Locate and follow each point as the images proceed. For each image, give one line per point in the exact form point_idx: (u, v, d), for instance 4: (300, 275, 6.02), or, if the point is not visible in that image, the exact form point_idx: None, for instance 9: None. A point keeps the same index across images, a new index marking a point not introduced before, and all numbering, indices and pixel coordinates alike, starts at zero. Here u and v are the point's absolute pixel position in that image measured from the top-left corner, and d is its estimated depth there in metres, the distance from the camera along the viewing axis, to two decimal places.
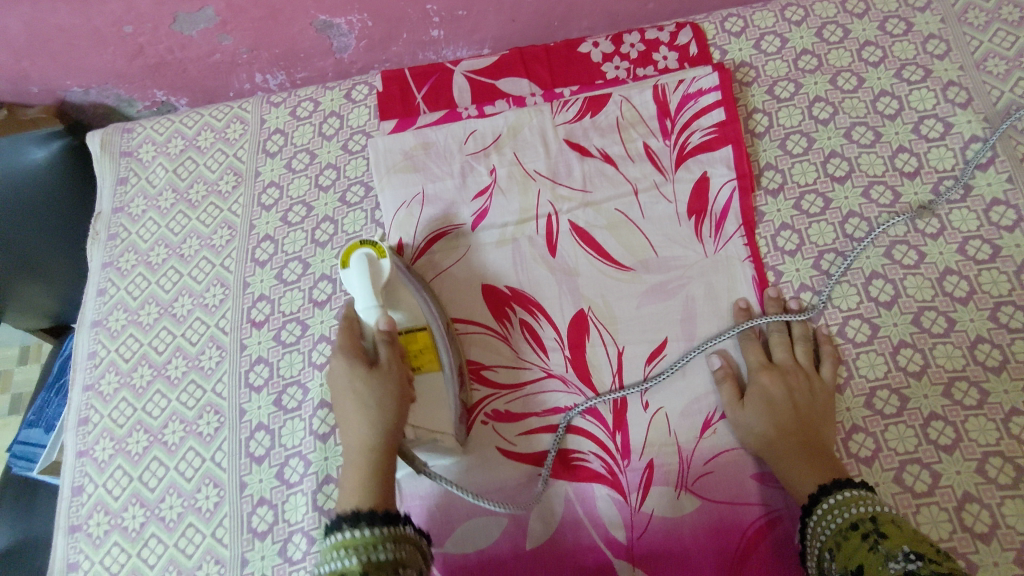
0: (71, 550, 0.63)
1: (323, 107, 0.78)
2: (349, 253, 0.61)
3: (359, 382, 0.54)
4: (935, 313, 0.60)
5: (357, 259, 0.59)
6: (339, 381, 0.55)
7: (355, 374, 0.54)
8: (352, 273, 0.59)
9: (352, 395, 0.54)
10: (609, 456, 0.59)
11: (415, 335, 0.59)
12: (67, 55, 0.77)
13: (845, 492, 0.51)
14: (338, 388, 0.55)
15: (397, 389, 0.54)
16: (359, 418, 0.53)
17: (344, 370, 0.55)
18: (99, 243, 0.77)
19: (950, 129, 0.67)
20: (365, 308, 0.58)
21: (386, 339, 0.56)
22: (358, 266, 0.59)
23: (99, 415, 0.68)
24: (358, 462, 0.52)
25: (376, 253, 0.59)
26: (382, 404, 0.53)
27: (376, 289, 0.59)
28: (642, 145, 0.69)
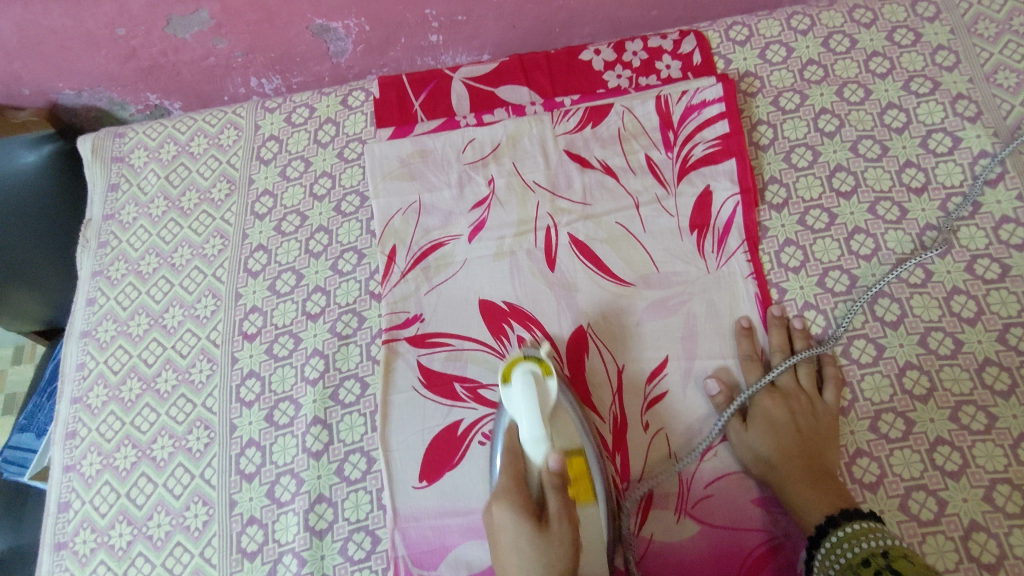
0: (57, 567, 0.61)
1: (318, 113, 0.76)
2: (508, 368, 0.56)
3: (529, 549, 0.52)
4: (942, 334, 0.59)
5: (521, 377, 0.55)
6: (507, 531, 0.53)
7: (523, 545, 0.52)
8: (514, 394, 0.55)
9: (518, 551, 0.52)
10: (608, 478, 0.58)
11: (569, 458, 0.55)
12: (59, 57, 0.75)
13: (855, 524, 0.50)
14: (502, 540, 0.53)
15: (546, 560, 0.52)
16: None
17: (513, 518, 0.53)
18: (89, 251, 0.75)
19: (959, 143, 0.65)
20: (532, 431, 0.54)
21: (554, 478, 0.53)
22: (522, 384, 0.54)
23: (87, 429, 0.66)
24: None
25: (542, 370, 0.56)
26: (549, 562, 0.52)
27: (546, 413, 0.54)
28: (644, 157, 0.68)
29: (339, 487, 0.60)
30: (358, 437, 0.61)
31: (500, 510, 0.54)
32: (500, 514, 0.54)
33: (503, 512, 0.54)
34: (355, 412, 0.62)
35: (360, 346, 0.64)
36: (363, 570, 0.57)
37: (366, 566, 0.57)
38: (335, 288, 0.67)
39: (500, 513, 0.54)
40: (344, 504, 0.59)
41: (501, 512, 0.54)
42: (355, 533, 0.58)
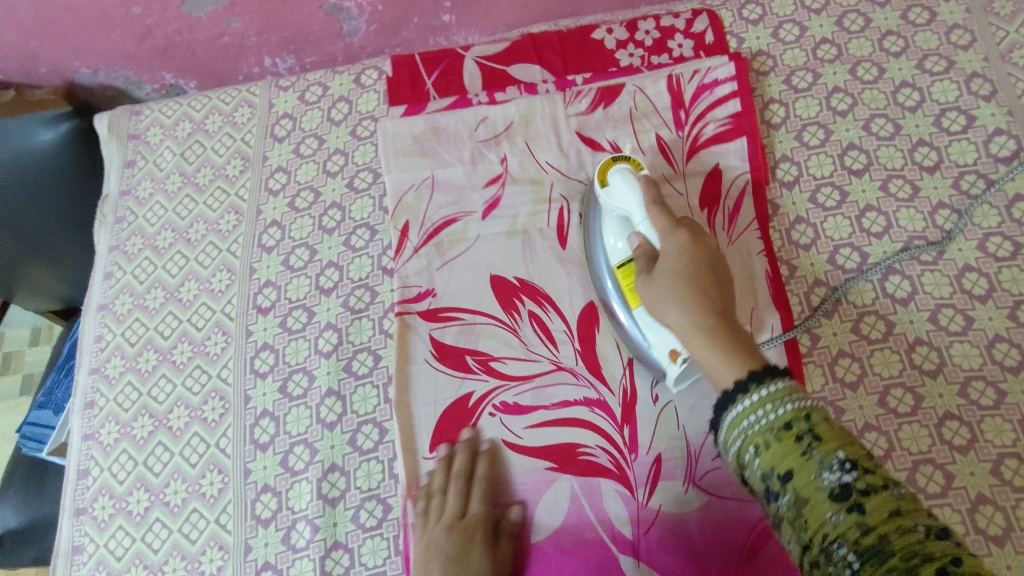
0: (77, 532, 0.63)
1: (332, 92, 0.77)
2: (603, 171, 0.60)
3: (677, 259, 0.52)
4: (953, 310, 0.59)
5: (618, 172, 0.58)
6: (658, 295, 0.52)
7: (678, 274, 0.51)
8: (614, 185, 0.58)
9: (670, 304, 0.51)
10: (616, 449, 0.57)
11: (627, 267, 0.58)
12: (76, 36, 0.76)
13: (774, 383, 0.42)
14: (657, 302, 0.52)
15: (693, 268, 0.52)
16: (676, 301, 0.50)
17: (669, 244, 0.54)
18: (106, 225, 0.76)
19: (973, 122, 0.65)
20: (642, 221, 0.56)
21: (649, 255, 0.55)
22: (619, 176, 0.58)
23: (105, 398, 0.68)
24: (695, 336, 0.48)
25: (633, 165, 0.59)
26: (695, 267, 0.52)
27: (649, 193, 0.57)
28: (655, 137, 0.68)
29: (352, 456, 0.60)
30: (371, 408, 0.62)
31: (641, 283, 0.54)
32: (642, 248, 0.55)
33: (648, 287, 0.53)
34: (368, 384, 0.63)
35: (373, 319, 0.65)
36: (375, 537, 0.58)
37: (378, 533, 0.58)
38: (348, 263, 0.68)
39: (650, 283, 0.53)
40: (357, 473, 0.60)
41: (431, 543, 0.55)
42: (367, 501, 0.59)
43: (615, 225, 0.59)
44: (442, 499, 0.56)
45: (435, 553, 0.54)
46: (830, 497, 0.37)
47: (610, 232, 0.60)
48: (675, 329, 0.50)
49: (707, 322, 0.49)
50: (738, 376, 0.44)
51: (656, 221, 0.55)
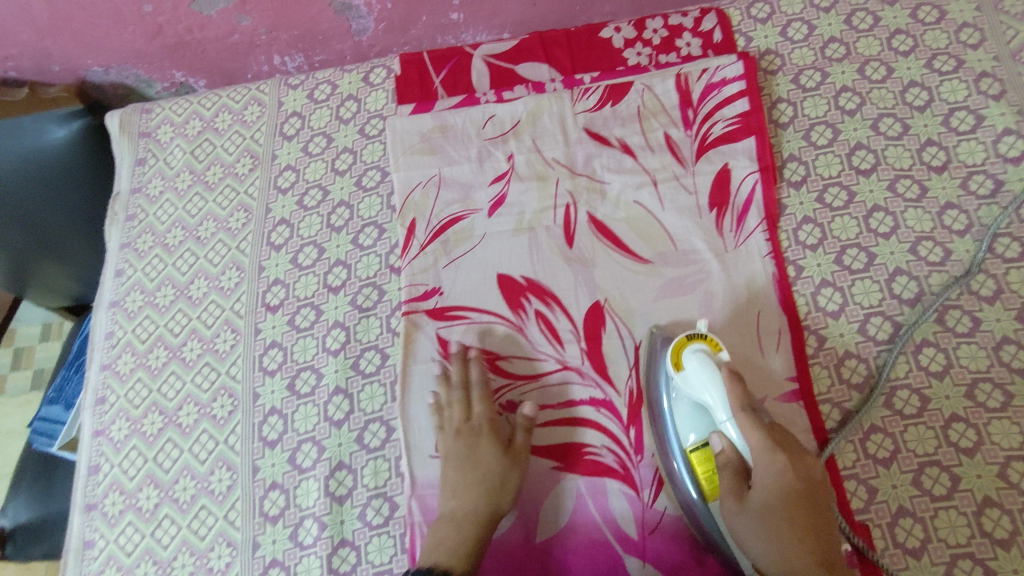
0: (88, 527, 0.64)
1: (340, 90, 0.77)
2: (677, 351, 0.54)
3: (772, 499, 0.48)
4: (960, 312, 0.59)
5: (695, 356, 0.53)
6: (746, 531, 0.49)
7: (773, 513, 0.48)
8: (692, 370, 0.52)
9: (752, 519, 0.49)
10: (622, 450, 0.57)
11: (703, 453, 0.52)
12: (88, 34, 0.77)
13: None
14: (742, 535, 0.49)
15: (797, 520, 0.48)
16: (761, 539, 0.48)
17: (765, 467, 0.48)
18: (117, 223, 0.77)
19: (982, 122, 0.65)
20: (727, 418, 0.50)
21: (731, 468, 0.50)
22: (700, 368, 0.52)
23: (116, 395, 0.68)
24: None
25: (711, 347, 0.54)
26: (791, 504, 0.48)
27: (732, 388, 0.50)
28: (662, 135, 0.68)
29: (359, 454, 0.61)
30: (378, 406, 0.62)
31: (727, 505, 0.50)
32: (726, 459, 0.50)
33: (737, 515, 0.49)
34: (375, 382, 0.63)
35: (380, 318, 0.66)
36: (382, 535, 0.58)
37: (384, 531, 0.58)
38: (355, 261, 0.68)
39: (741, 513, 0.49)
40: (364, 471, 0.60)
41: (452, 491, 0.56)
42: (374, 499, 0.59)
43: (690, 410, 0.53)
44: (451, 409, 0.59)
45: (448, 463, 0.58)
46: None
47: (679, 414, 0.54)
48: (760, 564, 0.48)
49: (798, 550, 0.47)
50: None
51: (739, 421, 0.49)
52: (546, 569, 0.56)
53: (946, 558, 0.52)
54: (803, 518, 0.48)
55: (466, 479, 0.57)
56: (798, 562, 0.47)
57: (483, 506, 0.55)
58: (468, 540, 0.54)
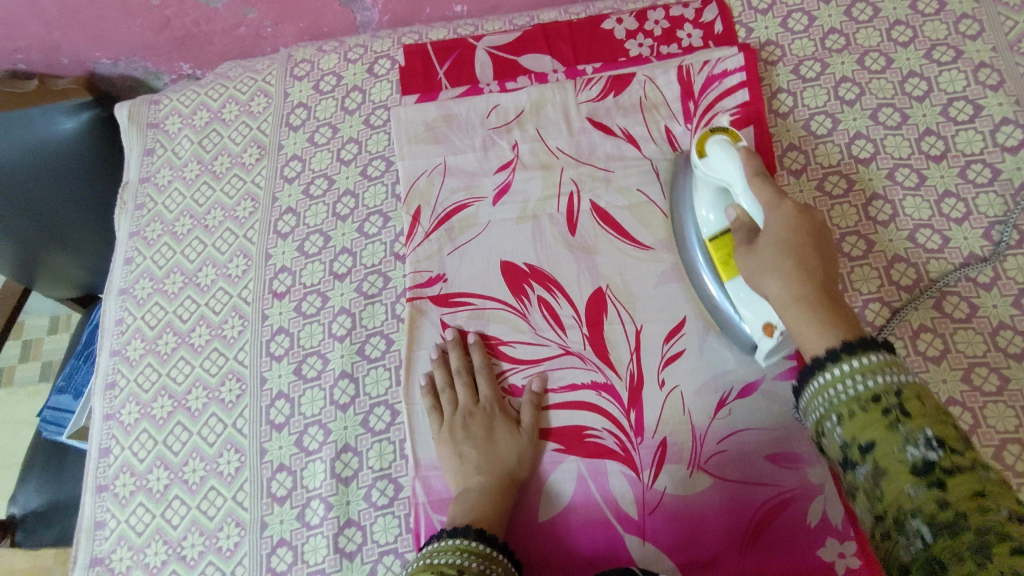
0: (99, 508, 0.65)
1: (345, 82, 0.78)
2: (701, 141, 0.59)
3: (784, 233, 0.49)
4: (957, 298, 0.60)
5: (716, 142, 0.57)
6: (755, 267, 0.50)
7: (781, 246, 0.49)
8: (714, 155, 0.57)
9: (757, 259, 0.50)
10: (623, 432, 0.58)
11: (722, 238, 0.58)
12: (97, 26, 0.78)
13: (872, 353, 0.43)
14: (753, 271, 0.51)
15: (804, 262, 0.48)
16: (776, 272, 0.48)
17: (771, 218, 0.51)
18: (126, 212, 0.78)
19: (980, 111, 0.65)
20: (741, 190, 0.54)
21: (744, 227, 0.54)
22: (718, 146, 0.57)
23: (125, 380, 0.70)
24: (795, 293, 0.47)
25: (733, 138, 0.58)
26: (800, 238, 0.49)
27: (749, 163, 0.55)
28: (664, 128, 0.69)
29: (364, 437, 0.62)
30: (383, 390, 0.64)
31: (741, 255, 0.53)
32: (740, 221, 0.54)
33: (745, 259, 0.52)
34: (380, 366, 0.64)
35: (385, 304, 0.67)
36: (387, 515, 0.59)
37: (389, 511, 0.59)
38: (361, 249, 0.70)
39: (751, 253, 0.51)
40: (369, 453, 0.61)
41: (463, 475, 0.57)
42: (379, 480, 0.60)
43: (709, 197, 0.60)
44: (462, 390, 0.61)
45: (463, 441, 0.59)
46: (912, 471, 0.38)
47: (703, 203, 0.60)
48: (773, 298, 0.49)
49: (812, 293, 0.47)
50: (828, 347, 0.44)
51: (758, 195, 0.53)
52: (548, 549, 0.57)
53: None
54: (816, 263, 0.48)
55: (484, 455, 0.58)
56: (806, 318, 0.46)
57: (502, 480, 0.57)
58: (494, 511, 0.55)
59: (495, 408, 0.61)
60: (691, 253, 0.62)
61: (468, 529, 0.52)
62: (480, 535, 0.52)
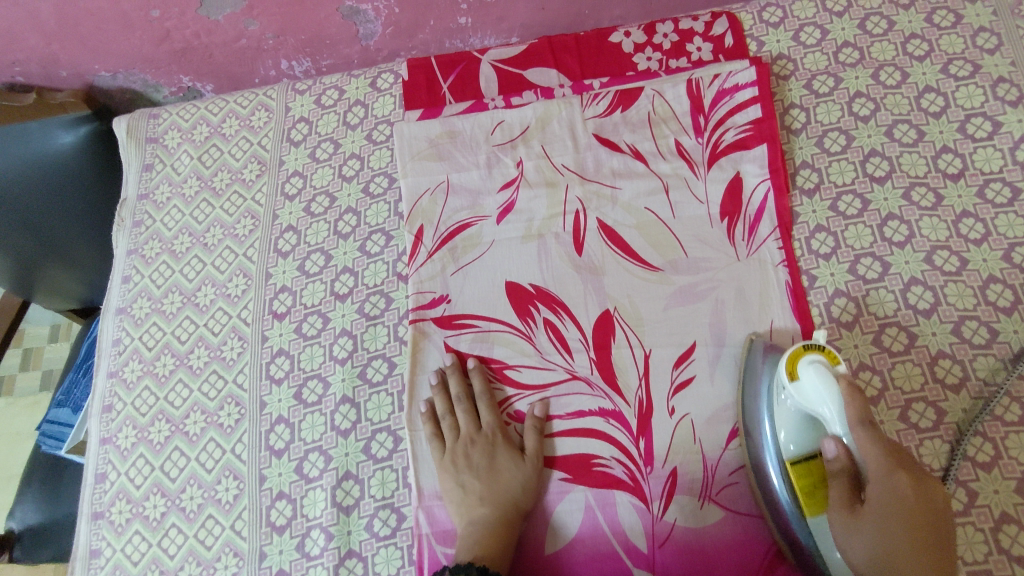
0: (95, 536, 0.63)
1: (347, 96, 0.77)
2: (794, 358, 0.51)
3: (893, 503, 0.45)
4: (977, 323, 0.58)
5: (811, 365, 0.49)
6: (855, 544, 0.46)
7: (886, 513, 0.45)
8: (808, 380, 0.49)
9: (858, 531, 0.46)
10: (632, 462, 0.57)
11: (806, 466, 0.50)
12: (95, 39, 0.77)
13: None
14: (851, 547, 0.47)
15: (907, 516, 0.45)
16: (865, 529, 0.46)
17: (880, 485, 0.46)
18: (124, 229, 0.77)
19: (999, 128, 0.64)
20: (840, 429, 0.48)
21: (841, 478, 0.48)
22: (811, 370, 0.49)
23: (122, 403, 0.68)
24: (893, 563, 0.44)
25: (830, 359, 0.50)
26: (907, 512, 0.45)
27: (851, 399, 0.47)
28: (674, 142, 0.67)
29: (366, 464, 0.60)
30: (385, 416, 0.62)
31: (840, 517, 0.47)
32: (840, 464, 0.48)
33: (846, 526, 0.47)
34: (382, 391, 0.63)
35: (388, 327, 0.65)
36: (389, 547, 0.57)
37: (392, 542, 0.58)
38: (362, 269, 0.68)
39: (851, 525, 0.47)
40: (371, 481, 0.60)
41: (463, 507, 0.56)
42: (380, 510, 0.59)
43: (792, 420, 0.51)
44: (465, 416, 0.59)
45: (465, 469, 0.58)
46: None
47: (782, 423, 0.51)
48: (857, 558, 0.46)
49: (897, 555, 0.44)
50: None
51: (863, 449, 0.47)
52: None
53: None
54: (917, 512, 0.45)
55: (487, 485, 0.56)
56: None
57: (505, 511, 0.55)
58: (498, 544, 0.53)
59: (497, 435, 0.59)
60: (759, 423, 0.54)
61: (471, 565, 0.51)
62: (483, 570, 0.51)
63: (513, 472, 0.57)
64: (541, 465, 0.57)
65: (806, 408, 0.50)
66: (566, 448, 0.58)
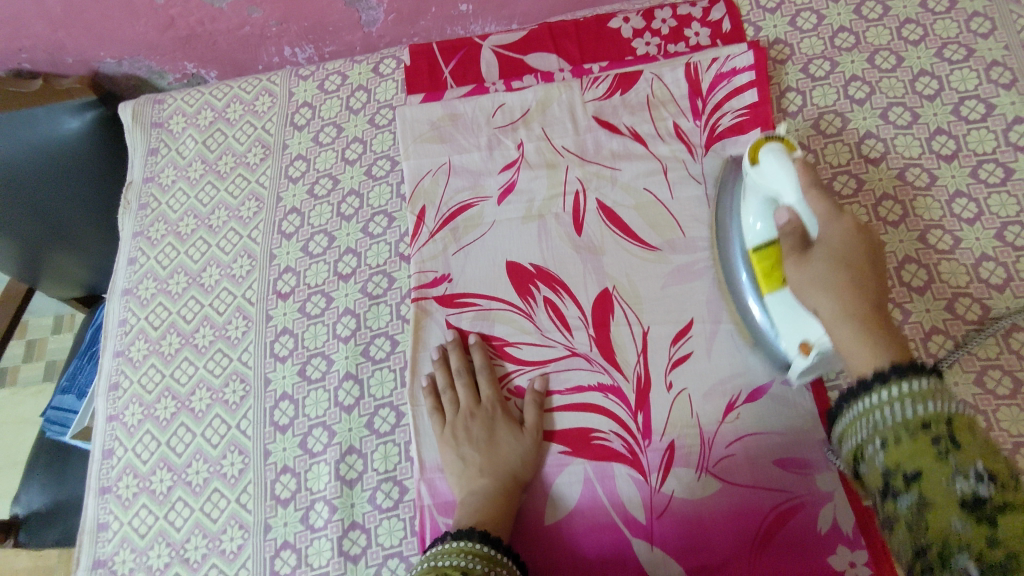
0: (102, 510, 0.64)
1: (350, 81, 0.78)
2: (756, 149, 0.57)
3: (840, 245, 0.49)
4: (969, 300, 0.59)
5: (770, 151, 0.55)
6: (811, 278, 0.49)
7: (836, 263, 0.48)
8: (768, 166, 0.54)
9: (817, 286, 0.48)
10: (630, 435, 0.58)
11: (768, 249, 0.55)
12: (101, 26, 0.78)
13: (920, 381, 0.40)
14: (808, 284, 0.49)
15: (850, 261, 0.48)
16: (826, 287, 0.48)
17: (830, 228, 0.50)
18: (130, 213, 0.78)
19: (993, 110, 0.65)
20: (795, 198, 0.52)
21: (792, 236, 0.51)
22: (771, 156, 0.54)
23: (129, 381, 0.69)
24: (844, 323, 0.46)
25: (787, 146, 0.56)
26: (856, 256, 0.49)
27: (802, 174, 0.52)
28: (672, 125, 0.68)
29: (369, 439, 0.61)
30: (388, 392, 0.63)
31: (792, 265, 0.50)
32: (791, 226, 0.51)
33: (798, 271, 0.50)
34: (385, 368, 0.64)
35: (390, 305, 0.66)
36: (392, 518, 0.58)
37: (394, 514, 0.59)
38: (365, 249, 0.69)
39: (802, 265, 0.50)
40: (373, 456, 0.61)
41: (463, 478, 0.57)
42: (383, 483, 0.60)
43: (759, 204, 0.56)
44: (465, 391, 0.60)
45: (466, 442, 0.59)
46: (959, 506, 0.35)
47: (749, 212, 0.57)
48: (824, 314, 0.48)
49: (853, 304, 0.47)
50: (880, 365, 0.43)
51: (814, 206, 0.51)
52: (553, 550, 0.56)
53: None
54: (868, 266, 0.48)
55: (487, 457, 0.57)
56: (847, 330, 0.46)
57: (506, 482, 0.56)
58: (498, 513, 0.54)
59: (498, 409, 0.60)
60: (736, 271, 0.59)
61: (472, 531, 0.52)
62: (482, 537, 0.52)
63: (513, 444, 0.58)
64: (541, 438, 0.58)
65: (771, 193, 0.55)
66: (565, 422, 0.59)
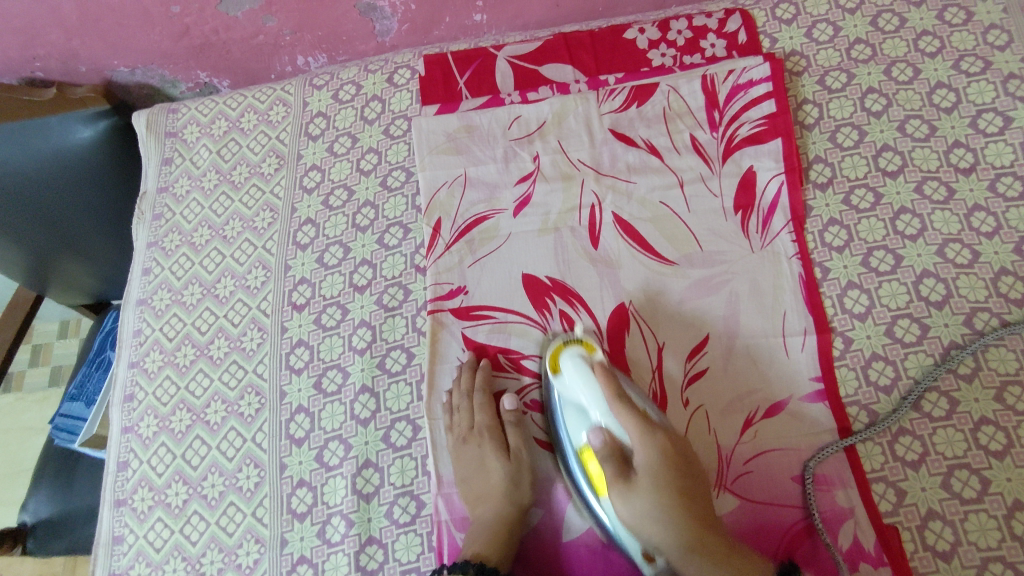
0: (117, 523, 0.64)
1: (365, 91, 0.78)
2: (555, 356, 0.60)
3: (659, 471, 0.53)
4: (988, 315, 0.59)
5: (570, 356, 0.58)
6: (647, 521, 0.53)
7: (668, 489, 0.52)
8: (568, 371, 0.58)
9: (672, 530, 0.52)
10: None
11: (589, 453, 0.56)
12: (116, 34, 0.77)
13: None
14: (646, 528, 0.53)
15: (676, 489, 0.52)
16: (657, 500, 0.53)
17: (642, 453, 0.54)
18: (144, 222, 0.78)
19: (1010, 123, 0.64)
20: (602, 414, 0.57)
21: (612, 461, 0.55)
22: (572, 364, 0.58)
23: (144, 392, 0.69)
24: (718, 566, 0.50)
25: (586, 349, 0.59)
26: (675, 472, 0.53)
27: (603, 379, 0.56)
28: (688, 137, 0.68)
29: (385, 453, 0.61)
30: (404, 405, 0.63)
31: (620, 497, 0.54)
32: (609, 451, 0.55)
33: (633, 507, 0.53)
34: (402, 381, 0.64)
35: (406, 318, 0.66)
36: (409, 533, 0.58)
37: (411, 529, 0.58)
38: (381, 261, 0.69)
39: (631, 500, 0.53)
40: (390, 470, 0.60)
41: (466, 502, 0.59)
42: (401, 497, 0.59)
43: (572, 412, 0.58)
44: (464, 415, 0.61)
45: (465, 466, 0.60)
46: None
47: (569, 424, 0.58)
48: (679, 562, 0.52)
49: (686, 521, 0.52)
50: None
51: (624, 421, 0.55)
52: (559, 571, 0.56)
53: (976, 561, 0.52)
54: (711, 544, 0.51)
55: (483, 485, 0.59)
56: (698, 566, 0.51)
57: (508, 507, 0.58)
58: (504, 542, 0.56)
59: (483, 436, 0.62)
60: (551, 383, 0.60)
61: (468, 562, 0.53)
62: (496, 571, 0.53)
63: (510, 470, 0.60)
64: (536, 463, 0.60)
65: (572, 401, 0.58)
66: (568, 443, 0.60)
